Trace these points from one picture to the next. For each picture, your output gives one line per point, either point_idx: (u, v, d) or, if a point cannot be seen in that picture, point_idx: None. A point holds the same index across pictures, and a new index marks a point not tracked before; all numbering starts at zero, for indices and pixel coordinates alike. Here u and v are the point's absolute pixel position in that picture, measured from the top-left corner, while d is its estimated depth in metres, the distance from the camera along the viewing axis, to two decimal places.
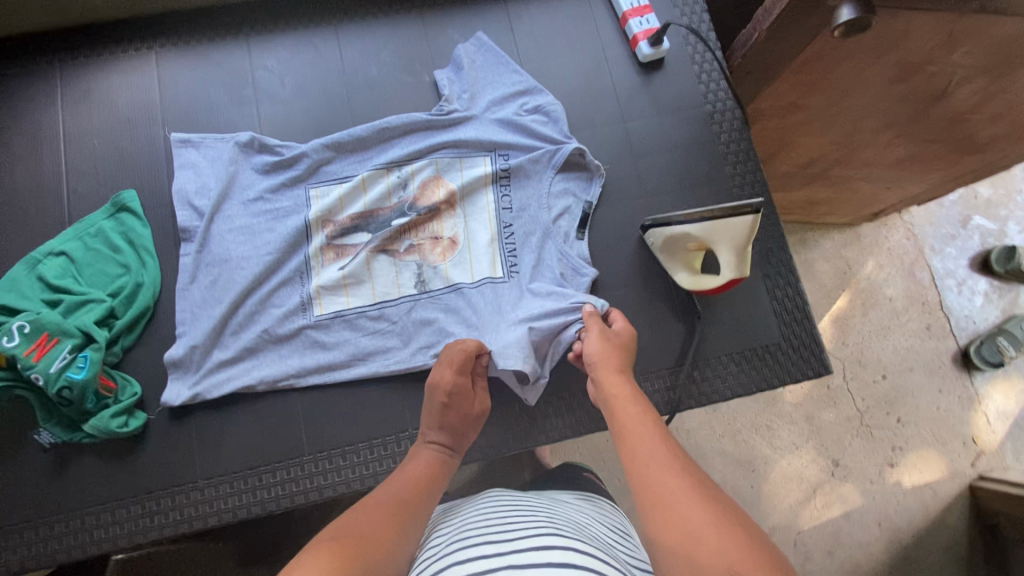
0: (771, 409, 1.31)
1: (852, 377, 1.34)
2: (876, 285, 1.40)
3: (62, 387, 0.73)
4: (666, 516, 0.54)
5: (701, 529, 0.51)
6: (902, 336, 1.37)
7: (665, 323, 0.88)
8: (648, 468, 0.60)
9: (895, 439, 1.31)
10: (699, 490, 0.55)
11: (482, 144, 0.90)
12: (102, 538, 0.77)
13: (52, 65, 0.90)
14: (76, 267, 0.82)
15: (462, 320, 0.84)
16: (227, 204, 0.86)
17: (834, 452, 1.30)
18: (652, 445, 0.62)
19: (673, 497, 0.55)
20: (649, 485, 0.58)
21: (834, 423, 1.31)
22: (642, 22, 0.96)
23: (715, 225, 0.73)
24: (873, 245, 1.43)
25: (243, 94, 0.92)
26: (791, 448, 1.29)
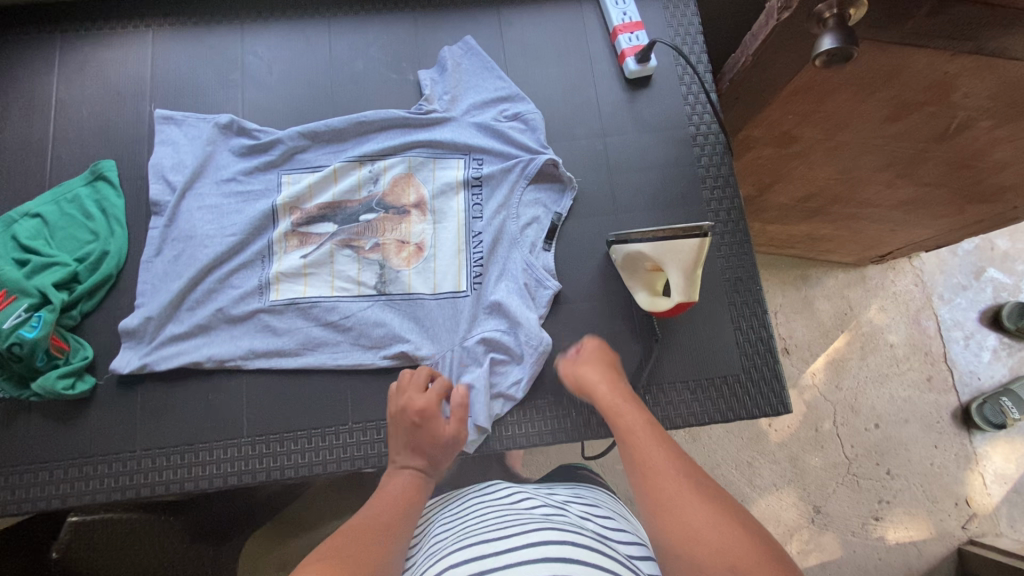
0: (754, 446, 1.27)
1: (841, 422, 1.29)
2: (877, 330, 1.35)
3: (12, 343, 0.74)
4: (667, 516, 0.52)
5: (703, 530, 0.50)
6: (899, 385, 1.32)
7: (625, 343, 0.86)
8: (648, 464, 0.58)
9: (882, 491, 1.25)
10: (699, 489, 0.54)
11: (457, 146, 0.90)
12: (36, 497, 0.77)
13: (53, 36, 0.94)
14: (49, 230, 0.85)
15: (416, 322, 0.84)
16: (201, 182, 0.88)
17: (816, 498, 1.25)
18: (648, 444, 0.61)
19: (675, 497, 0.54)
20: (650, 484, 0.56)
21: (819, 468, 1.26)
22: (631, 39, 0.96)
23: (668, 242, 0.72)
24: (878, 287, 1.38)
25: (230, 77, 0.94)
26: (770, 488, 1.25)
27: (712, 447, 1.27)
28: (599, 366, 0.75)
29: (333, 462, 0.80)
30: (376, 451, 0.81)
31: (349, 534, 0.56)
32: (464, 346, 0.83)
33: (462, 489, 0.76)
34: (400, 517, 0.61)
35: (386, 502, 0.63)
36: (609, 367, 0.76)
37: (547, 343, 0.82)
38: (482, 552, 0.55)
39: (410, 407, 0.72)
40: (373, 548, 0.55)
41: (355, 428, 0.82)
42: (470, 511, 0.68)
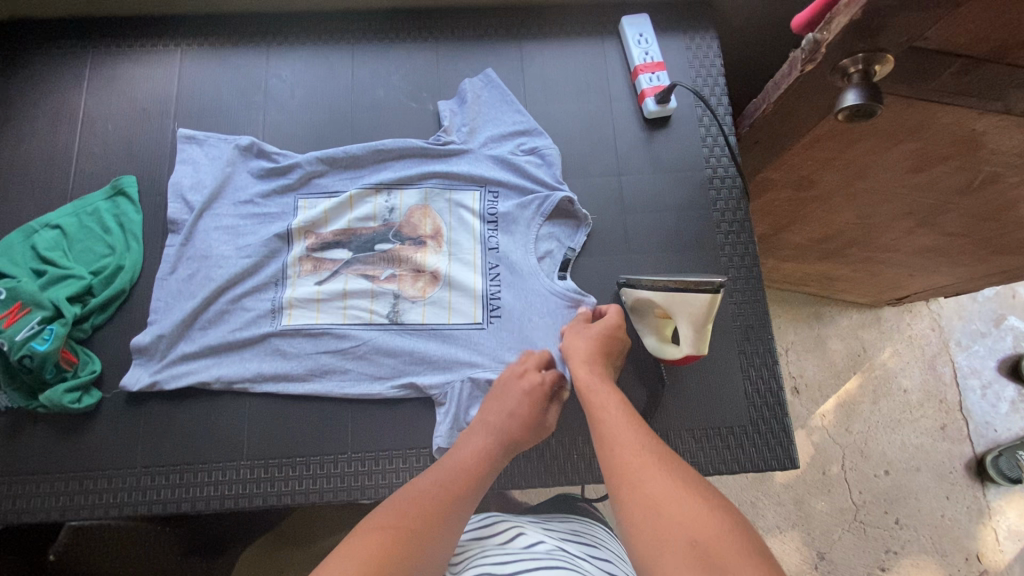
0: (758, 486, 1.24)
1: (850, 467, 1.26)
2: (891, 374, 1.32)
3: (23, 355, 0.75)
4: (631, 491, 0.54)
5: (665, 504, 0.51)
6: (912, 432, 1.28)
7: (631, 385, 0.84)
8: (617, 443, 0.60)
9: (889, 540, 1.21)
10: (664, 464, 0.56)
11: (474, 178, 0.91)
12: (36, 508, 0.78)
13: (87, 52, 0.97)
14: (68, 242, 0.86)
15: (423, 355, 0.84)
16: (219, 203, 0.88)
17: (820, 544, 1.21)
18: (619, 422, 0.63)
19: (640, 472, 0.55)
20: (617, 460, 0.58)
21: (825, 513, 1.23)
22: (652, 79, 0.96)
23: (677, 294, 0.71)
24: (893, 330, 1.35)
25: (254, 99, 0.96)
26: (773, 531, 1.22)
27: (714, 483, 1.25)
28: (588, 345, 0.75)
29: (331, 492, 0.80)
30: (373, 483, 0.80)
31: (412, 504, 0.61)
32: (470, 383, 0.82)
33: None
34: (467, 485, 0.66)
35: (449, 474, 0.66)
36: (607, 346, 0.76)
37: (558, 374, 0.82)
38: None
39: (528, 382, 0.76)
40: (434, 521, 0.60)
41: (354, 458, 0.81)
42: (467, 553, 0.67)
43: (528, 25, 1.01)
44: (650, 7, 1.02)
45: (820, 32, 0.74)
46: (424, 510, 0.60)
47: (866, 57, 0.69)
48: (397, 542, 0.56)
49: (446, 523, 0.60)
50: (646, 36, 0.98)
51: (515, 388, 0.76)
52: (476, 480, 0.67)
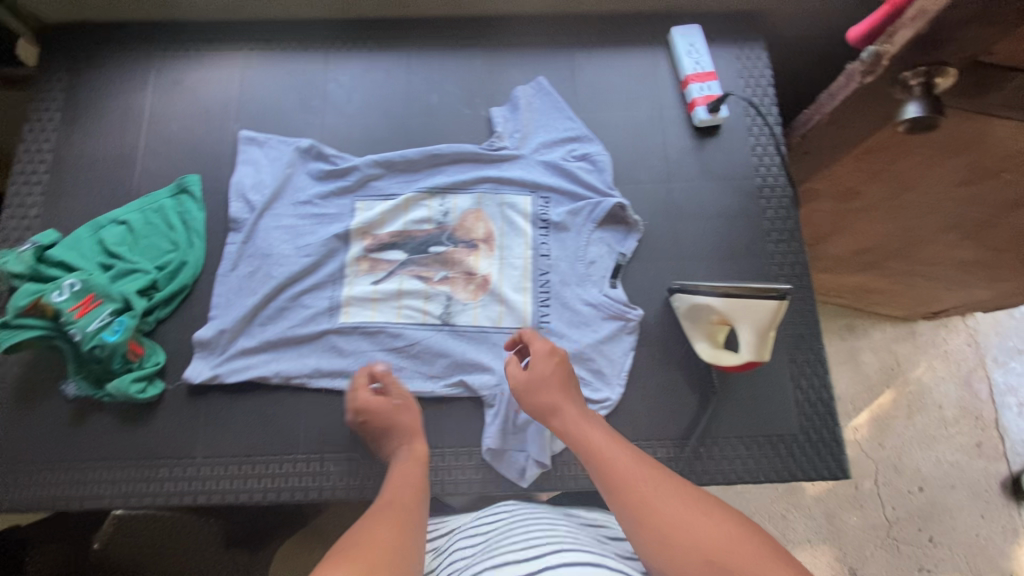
0: (789, 498, 1.23)
1: (883, 482, 1.25)
2: (926, 389, 1.31)
3: (94, 346, 0.77)
4: (639, 516, 0.54)
5: (675, 525, 0.52)
6: (946, 449, 1.27)
7: (680, 390, 0.85)
8: (611, 471, 0.60)
9: (923, 559, 1.19)
10: (665, 484, 0.57)
11: (526, 183, 0.94)
12: (100, 494, 0.80)
13: (153, 54, 1.00)
14: (133, 238, 0.89)
15: (475, 356, 0.85)
16: (279, 203, 0.92)
17: (852, 559, 1.19)
18: (609, 451, 0.63)
19: (643, 495, 0.56)
20: (616, 489, 0.58)
21: (857, 528, 1.22)
22: (703, 89, 0.97)
23: (742, 300, 0.71)
24: (928, 345, 1.34)
25: (313, 102, 0.98)
26: (804, 544, 1.20)
27: (743, 495, 1.25)
28: (548, 391, 0.73)
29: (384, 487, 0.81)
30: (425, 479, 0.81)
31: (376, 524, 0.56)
32: None
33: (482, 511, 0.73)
34: (416, 501, 0.63)
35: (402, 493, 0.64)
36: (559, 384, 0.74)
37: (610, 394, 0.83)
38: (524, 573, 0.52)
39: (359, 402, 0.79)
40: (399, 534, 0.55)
41: None
42: (488, 536, 0.65)
43: (578, 34, 1.03)
44: (700, 18, 1.04)
45: (880, 44, 0.76)
46: (397, 523, 0.57)
47: (927, 70, 0.70)
48: (383, 552, 0.51)
49: (415, 535, 0.57)
50: (697, 46, 0.99)
51: (372, 426, 0.78)
52: (418, 494, 0.65)
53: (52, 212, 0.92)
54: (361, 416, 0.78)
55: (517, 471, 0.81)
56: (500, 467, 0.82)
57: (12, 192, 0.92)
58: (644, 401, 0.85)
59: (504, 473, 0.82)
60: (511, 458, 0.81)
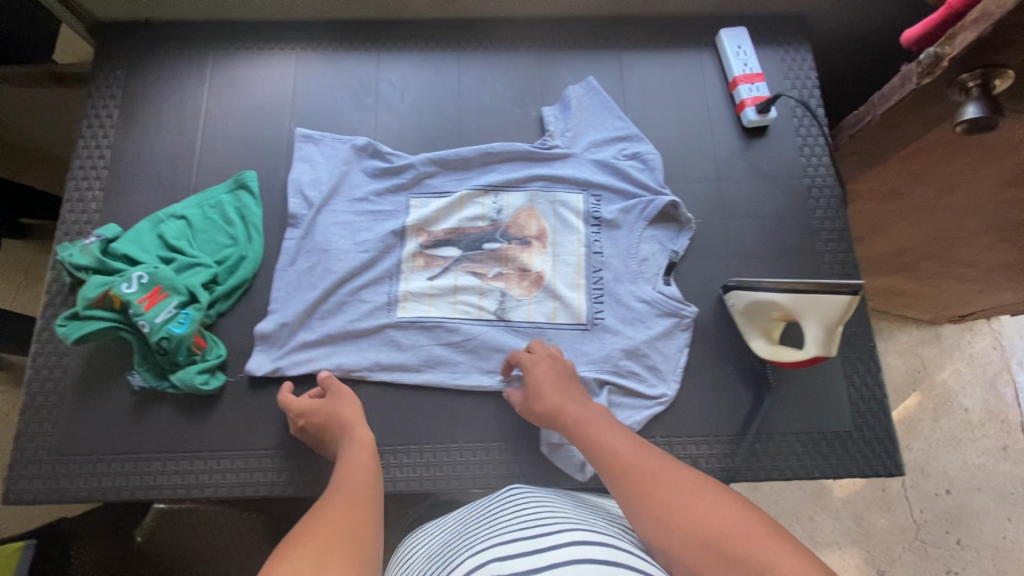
0: (817, 500, 1.23)
1: (911, 484, 1.25)
2: (952, 392, 1.31)
3: (162, 337, 0.78)
4: (639, 504, 0.54)
5: (673, 510, 0.52)
6: (973, 452, 1.27)
7: (733, 387, 0.86)
8: (611, 460, 0.60)
9: (950, 561, 1.19)
10: (664, 467, 0.57)
11: (578, 181, 0.95)
12: (163, 485, 0.81)
13: (209, 53, 1.02)
14: (192, 233, 0.90)
15: None
16: (335, 200, 0.93)
17: (880, 561, 1.19)
18: (609, 440, 0.63)
19: (643, 480, 0.56)
20: (617, 476, 0.58)
21: (884, 530, 1.22)
22: (752, 90, 0.98)
23: (811, 296, 0.72)
24: (954, 348, 1.34)
25: (365, 101, 1.00)
26: (832, 545, 1.20)
27: (771, 497, 1.25)
28: (551, 392, 0.74)
29: (443, 480, 0.82)
30: (483, 472, 0.82)
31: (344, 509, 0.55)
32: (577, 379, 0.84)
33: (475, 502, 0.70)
34: (369, 490, 0.61)
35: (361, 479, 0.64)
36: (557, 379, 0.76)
37: (663, 388, 0.84)
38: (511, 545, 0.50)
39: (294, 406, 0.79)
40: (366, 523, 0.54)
41: (463, 447, 0.84)
42: (477, 519, 0.63)
43: (625, 36, 1.05)
44: (747, 21, 1.05)
45: (940, 46, 0.76)
46: (352, 511, 0.55)
47: (984, 72, 0.72)
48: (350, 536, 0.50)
49: (373, 525, 0.55)
50: (745, 48, 1.00)
51: (312, 426, 0.77)
52: (372, 483, 0.63)
53: (112, 207, 0.93)
54: (299, 420, 0.78)
55: (575, 466, 0.82)
56: (557, 461, 0.82)
57: (72, 187, 0.93)
58: (698, 397, 0.86)
59: (561, 467, 0.82)
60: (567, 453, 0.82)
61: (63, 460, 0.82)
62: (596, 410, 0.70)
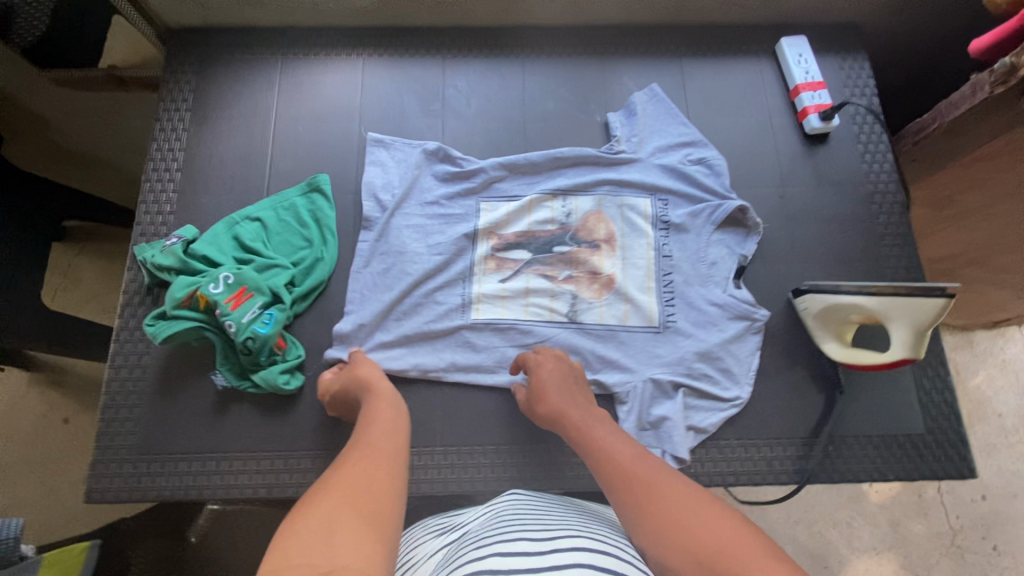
0: (853, 505, 1.21)
1: (947, 490, 1.23)
2: (986, 398, 1.28)
3: (247, 337, 0.79)
4: (639, 514, 0.55)
5: (670, 522, 0.52)
6: (1009, 458, 1.24)
7: (804, 390, 0.88)
8: (614, 467, 0.61)
9: (988, 567, 1.17)
10: (667, 480, 0.57)
11: (645, 186, 0.96)
12: (244, 484, 0.81)
13: (277, 57, 1.03)
14: (266, 234, 0.92)
15: (611, 354, 0.87)
16: (408, 204, 0.95)
17: (917, 567, 1.17)
18: (617, 448, 0.64)
19: (643, 491, 0.57)
20: (617, 485, 0.59)
21: (921, 536, 1.20)
22: (814, 97, 1.00)
23: (900, 299, 0.74)
24: (987, 353, 1.30)
25: (432, 106, 1.01)
26: (870, 551, 1.19)
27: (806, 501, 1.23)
28: (557, 397, 0.75)
29: (521, 480, 0.83)
30: (560, 472, 0.83)
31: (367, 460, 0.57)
32: (653, 381, 0.85)
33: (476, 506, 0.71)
34: (395, 446, 0.61)
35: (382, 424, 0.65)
36: (563, 376, 0.79)
37: (736, 391, 0.85)
38: (508, 546, 0.51)
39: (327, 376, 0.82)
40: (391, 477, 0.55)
41: (538, 448, 0.84)
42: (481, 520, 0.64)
43: (686, 44, 1.06)
44: (806, 30, 1.07)
45: (1015, 56, 0.78)
46: (376, 462, 0.56)
47: None
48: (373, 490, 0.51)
49: (398, 478, 0.55)
50: (806, 56, 1.02)
51: (337, 393, 0.80)
52: (398, 441, 0.62)
53: (188, 209, 0.94)
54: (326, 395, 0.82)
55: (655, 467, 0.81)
56: None
57: (147, 189, 0.94)
58: (770, 399, 0.87)
59: None
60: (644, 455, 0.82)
61: (144, 459, 0.83)
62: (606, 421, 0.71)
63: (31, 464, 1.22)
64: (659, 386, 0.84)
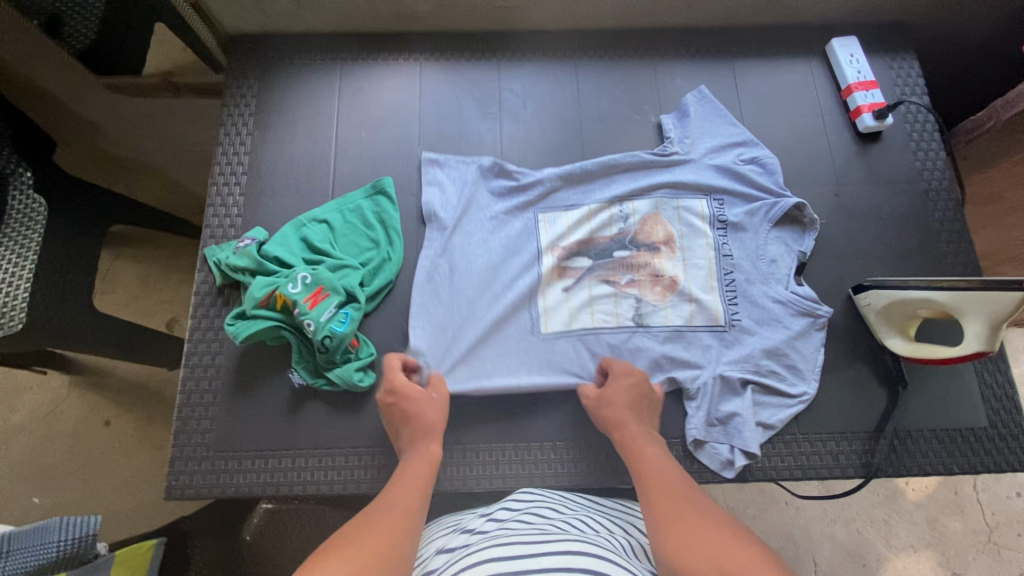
0: (890, 503, 1.20)
1: (983, 487, 1.22)
2: None
3: (326, 336, 0.81)
4: (671, 526, 0.60)
5: (695, 539, 0.57)
6: None
7: (867, 385, 0.89)
8: (656, 488, 0.68)
9: None
10: (699, 509, 0.63)
11: (700, 187, 0.97)
12: (322, 480, 0.83)
13: (337, 63, 1.05)
14: (334, 236, 0.93)
15: (684, 356, 0.88)
16: (467, 221, 0.96)
17: (956, 564, 1.16)
18: (661, 473, 0.70)
19: (680, 513, 0.62)
20: (656, 503, 0.65)
21: (958, 533, 1.18)
22: (867, 97, 1.01)
23: (975, 294, 0.75)
24: None
25: (490, 109, 1.03)
26: (908, 549, 1.17)
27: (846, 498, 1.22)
28: (622, 410, 0.80)
29: (589, 474, 0.85)
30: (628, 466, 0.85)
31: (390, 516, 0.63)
32: (722, 377, 0.86)
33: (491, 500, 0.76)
34: (417, 505, 0.67)
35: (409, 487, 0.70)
36: (637, 394, 0.81)
37: (801, 387, 0.87)
38: (509, 550, 0.56)
39: (394, 377, 0.82)
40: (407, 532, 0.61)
41: (604, 443, 0.86)
42: (492, 518, 0.69)
43: (737, 46, 1.08)
44: (856, 30, 1.09)
45: None
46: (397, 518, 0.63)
47: None
48: (388, 546, 0.58)
49: (413, 534, 0.62)
50: (857, 56, 1.04)
51: (397, 409, 0.80)
52: (422, 501, 0.68)
53: (254, 211, 0.96)
54: (389, 398, 0.81)
55: (720, 464, 0.83)
56: (703, 458, 0.84)
57: (215, 192, 0.96)
58: (834, 395, 0.89)
59: (706, 463, 0.84)
60: (713, 452, 0.84)
61: (222, 456, 0.84)
62: (658, 445, 0.76)
63: (75, 464, 1.23)
64: (727, 382, 0.86)
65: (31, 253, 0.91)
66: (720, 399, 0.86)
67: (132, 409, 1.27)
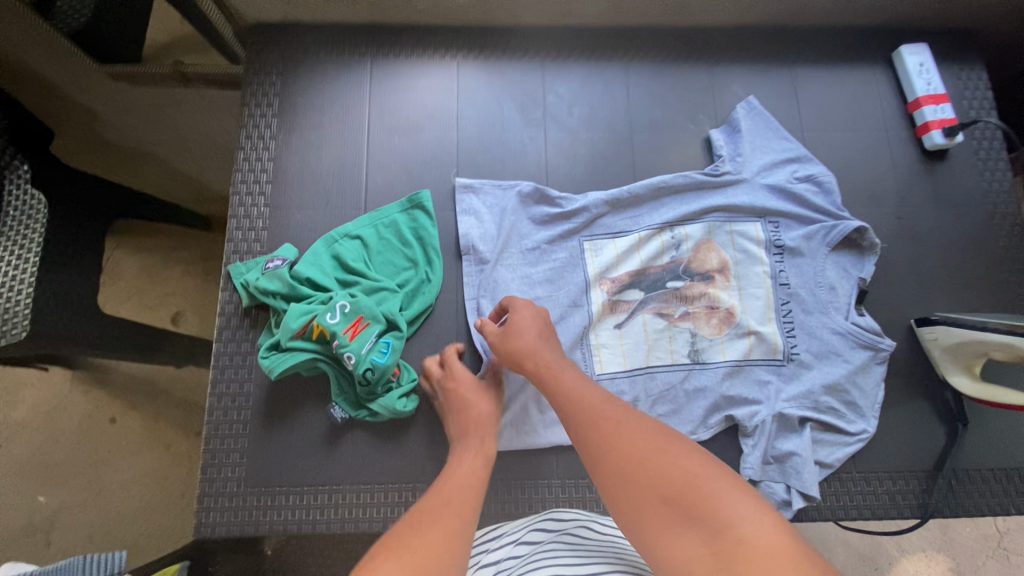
0: None
1: None
2: None
3: (367, 368, 0.77)
4: (610, 460, 0.56)
5: (636, 464, 0.55)
6: None
7: (926, 423, 0.86)
8: (578, 409, 0.63)
9: None
10: (631, 421, 0.59)
11: (755, 209, 0.91)
12: (362, 518, 0.79)
13: (367, 59, 0.96)
14: (368, 254, 0.87)
15: (743, 398, 0.83)
16: (508, 251, 0.89)
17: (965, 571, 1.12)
18: (575, 387, 0.65)
19: (612, 432, 0.58)
20: (586, 430, 0.60)
21: (968, 537, 1.14)
22: (937, 111, 0.95)
23: None
24: None
25: (533, 114, 0.95)
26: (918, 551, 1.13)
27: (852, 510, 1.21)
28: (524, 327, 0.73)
29: None
30: None
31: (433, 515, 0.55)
32: (779, 416, 0.82)
33: (527, 522, 0.72)
34: (470, 506, 0.59)
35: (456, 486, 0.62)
36: (538, 318, 0.75)
37: (858, 424, 0.83)
38: None
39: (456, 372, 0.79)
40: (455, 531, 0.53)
41: None
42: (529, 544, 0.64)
43: (795, 47, 1.00)
44: (925, 36, 1.01)
45: None
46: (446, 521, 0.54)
47: None
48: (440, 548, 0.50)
49: (462, 537, 0.53)
50: (927, 65, 0.97)
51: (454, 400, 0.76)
52: (474, 496, 0.61)
53: (280, 225, 0.88)
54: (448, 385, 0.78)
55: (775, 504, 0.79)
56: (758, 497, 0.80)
57: (237, 202, 0.88)
58: (893, 433, 0.85)
59: None
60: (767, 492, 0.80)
61: (255, 492, 0.79)
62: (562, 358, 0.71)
63: (73, 467, 1.17)
64: (783, 419, 0.82)
65: (31, 256, 0.81)
66: (776, 437, 0.82)
67: (133, 411, 1.20)
